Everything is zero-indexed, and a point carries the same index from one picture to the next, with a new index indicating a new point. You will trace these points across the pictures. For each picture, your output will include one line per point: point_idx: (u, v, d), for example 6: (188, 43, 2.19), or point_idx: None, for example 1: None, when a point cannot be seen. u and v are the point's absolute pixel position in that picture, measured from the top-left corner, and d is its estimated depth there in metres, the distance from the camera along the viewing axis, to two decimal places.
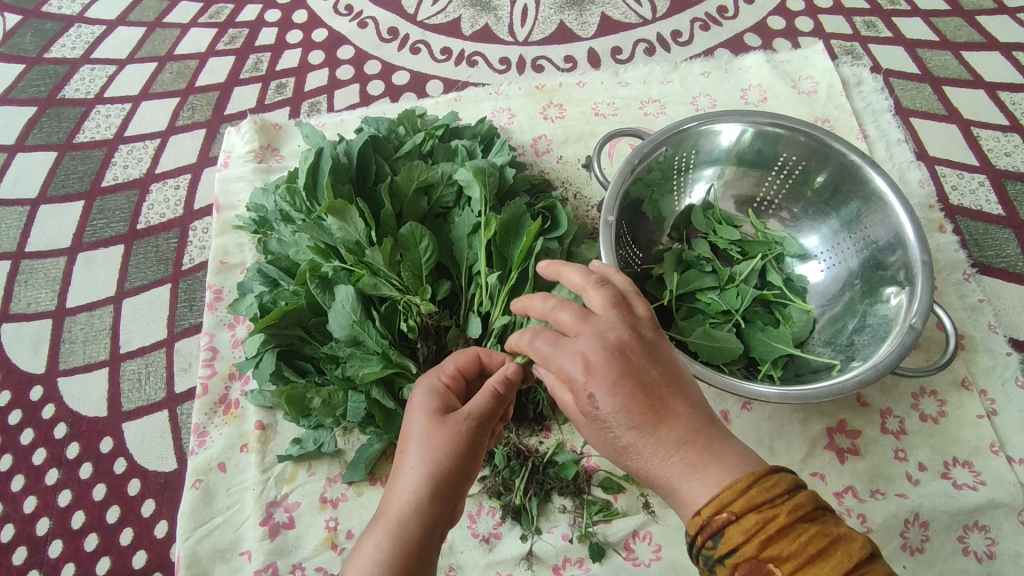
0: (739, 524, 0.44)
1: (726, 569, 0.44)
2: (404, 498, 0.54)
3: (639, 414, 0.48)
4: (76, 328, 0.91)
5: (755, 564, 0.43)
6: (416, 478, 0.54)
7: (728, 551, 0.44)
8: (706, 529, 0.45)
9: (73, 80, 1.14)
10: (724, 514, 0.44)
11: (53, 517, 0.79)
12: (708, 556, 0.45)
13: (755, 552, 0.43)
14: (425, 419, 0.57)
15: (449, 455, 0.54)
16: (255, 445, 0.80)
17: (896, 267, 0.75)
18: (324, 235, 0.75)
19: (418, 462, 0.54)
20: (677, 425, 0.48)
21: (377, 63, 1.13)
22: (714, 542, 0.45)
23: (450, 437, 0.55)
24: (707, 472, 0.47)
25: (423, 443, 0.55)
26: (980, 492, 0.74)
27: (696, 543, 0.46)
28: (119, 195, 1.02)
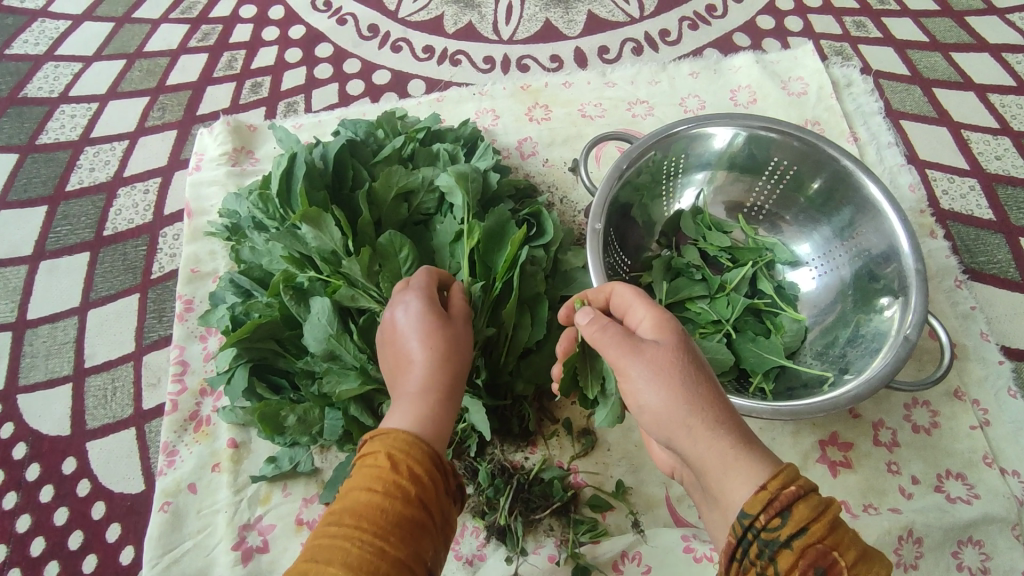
0: (807, 500, 0.43)
1: (790, 555, 0.42)
2: (420, 386, 0.55)
3: (681, 409, 0.48)
4: (38, 342, 0.86)
5: (821, 550, 0.41)
6: (428, 362, 0.56)
7: (795, 532, 0.42)
8: (773, 505, 0.43)
9: (36, 78, 1.09)
10: (793, 488, 0.43)
11: (12, 544, 0.75)
12: (768, 540, 0.43)
13: (823, 536, 0.42)
14: (422, 318, 0.58)
15: (451, 345, 0.57)
16: (227, 465, 0.76)
17: (890, 277, 0.73)
18: (297, 244, 0.72)
19: (427, 350, 0.56)
20: (727, 422, 0.47)
21: (356, 61, 1.09)
22: (781, 521, 0.43)
23: (451, 333, 0.58)
24: (756, 462, 0.46)
25: (427, 335, 0.57)
26: (974, 505, 0.72)
27: (756, 526, 0.43)
28: (84, 200, 0.97)
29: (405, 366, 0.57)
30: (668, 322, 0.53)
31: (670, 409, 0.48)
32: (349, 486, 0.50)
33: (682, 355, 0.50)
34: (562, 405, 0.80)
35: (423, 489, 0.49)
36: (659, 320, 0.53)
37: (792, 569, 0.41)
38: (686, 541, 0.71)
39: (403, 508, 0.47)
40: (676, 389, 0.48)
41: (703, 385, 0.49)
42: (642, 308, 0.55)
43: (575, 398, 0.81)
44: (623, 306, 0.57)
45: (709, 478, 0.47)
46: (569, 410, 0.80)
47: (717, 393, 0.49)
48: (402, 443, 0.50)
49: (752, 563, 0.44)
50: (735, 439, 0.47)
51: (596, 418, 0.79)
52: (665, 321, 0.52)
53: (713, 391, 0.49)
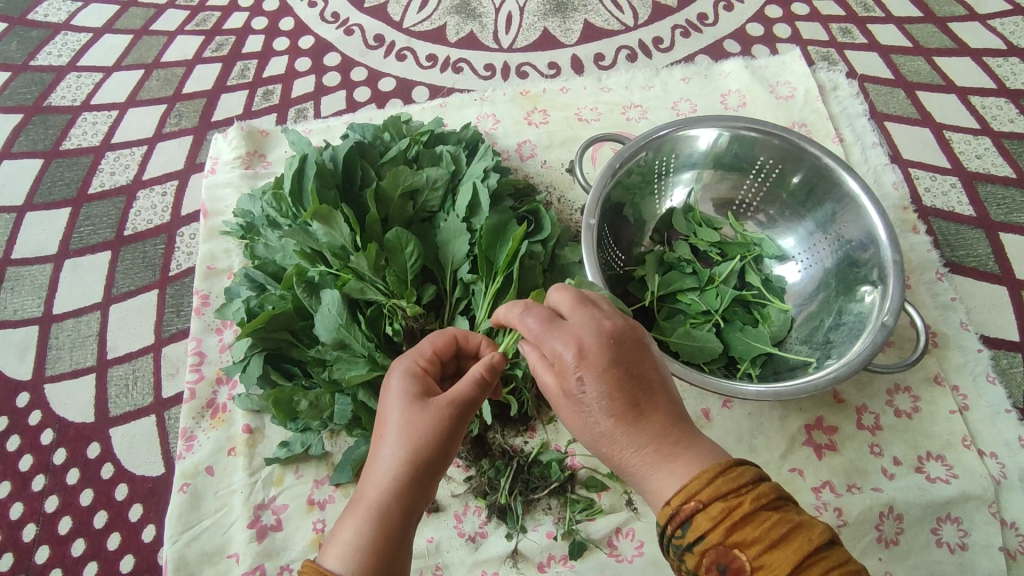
0: (705, 512, 0.47)
1: (694, 556, 0.47)
2: (370, 503, 0.54)
3: (607, 444, 0.53)
4: (63, 335, 0.91)
5: (721, 550, 0.46)
6: (390, 468, 0.54)
7: (695, 539, 0.47)
8: (675, 519, 0.48)
9: (59, 87, 1.15)
10: (693, 503, 0.47)
11: (40, 524, 0.79)
12: (676, 546, 0.48)
13: (721, 539, 0.46)
14: (400, 406, 0.56)
15: (424, 447, 0.55)
16: (242, 449, 0.81)
17: (869, 266, 0.77)
18: (309, 239, 0.77)
19: (391, 445, 0.55)
20: (648, 446, 0.51)
21: (363, 69, 1.14)
22: (683, 531, 0.48)
23: (427, 429, 0.55)
24: (671, 476, 0.50)
25: (399, 428, 0.55)
26: (953, 484, 0.76)
27: (666, 534, 0.49)
28: (106, 202, 1.02)
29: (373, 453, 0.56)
30: (580, 356, 0.52)
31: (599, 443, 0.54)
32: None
33: (598, 397, 0.51)
34: None
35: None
36: (571, 357, 0.52)
37: (698, 566, 0.47)
38: None
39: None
40: (600, 426, 0.52)
41: (623, 420, 0.52)
42: (556, 339, 0.53)
43: None
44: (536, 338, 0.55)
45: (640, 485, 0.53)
46: None
47: (637, 419, 0.52)
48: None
49: (673, 559, 0.50)
50: (653, 457, 0.51)
51: None
52: (576, 358, 0.52)
53: (635, 423, 0.51)
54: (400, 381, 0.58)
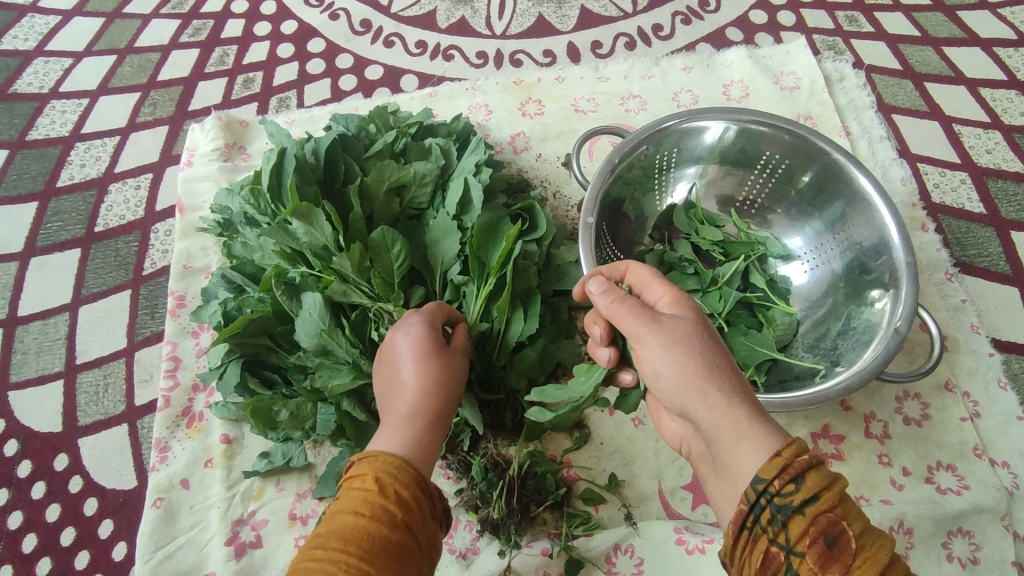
0: (818, 471, 0.45)
1: (802, 520, 0.43)
2: (409, 410, 0.57)
3: (698, 377, 0.49)
4: (28, 338, 0.86)
5: (831, 518, 0.43)
6: (420, 386, 0.58)
7: (807, 498, 0.44)
8: (787, 472, 0.45)
9: (26, 73, 1.08)
10: (807, 456, 0.45)
11: (4, 541, 0.75)
12: (781, 506, 0.44)
13: (833, 505, 0.43)
14: (418, 340, 0.61)
15: (445, 371, 0.60)
16: (220, 460, 0.76)
17: (881, 269, 0.73)
18: (289, 239, 0.71)
19: (419, 374, 0.58)
20: (736, 392, 0.49)
21: (348, 57, 1.09)
22: (794, 487, 0.44)
23: (451, 358, 0.61)
24: (767, 432, 0.47)
25: (430, 351, 0.60)
26: (965, 496, 0.73)
27: (771, 491, 0.45)
28: (75, 196, 0.96)
29: (398, 387, 0.59)
30: (688, 295, 0.55)
31: (687, 376, 0.50)
32: (334, 509, 0.51)
33: (699, 327, 0.52)
34: None
35: (408, 510, 0.51)
36: (676, 297, 0.55)
37: (803, 534, 0.43)
38: (678, 533, 0.71)
39: (387, 529, 0.49)
40: (694, 355, 0.50)
41: (717, 357, 0.50)
42: (659, 287, 0.57)
43: None
44: (640, 284, 0.59)
45: (718, 445, 0.49)
46: None
47: (731, 363, 0.51)
48: (385, 463, 0.52)
49: (764, 528, 0.45)
50: (748, 407, 0.48)
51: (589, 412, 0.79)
52: (684, 297, 0.55)
53: (730, 362, 0.51)
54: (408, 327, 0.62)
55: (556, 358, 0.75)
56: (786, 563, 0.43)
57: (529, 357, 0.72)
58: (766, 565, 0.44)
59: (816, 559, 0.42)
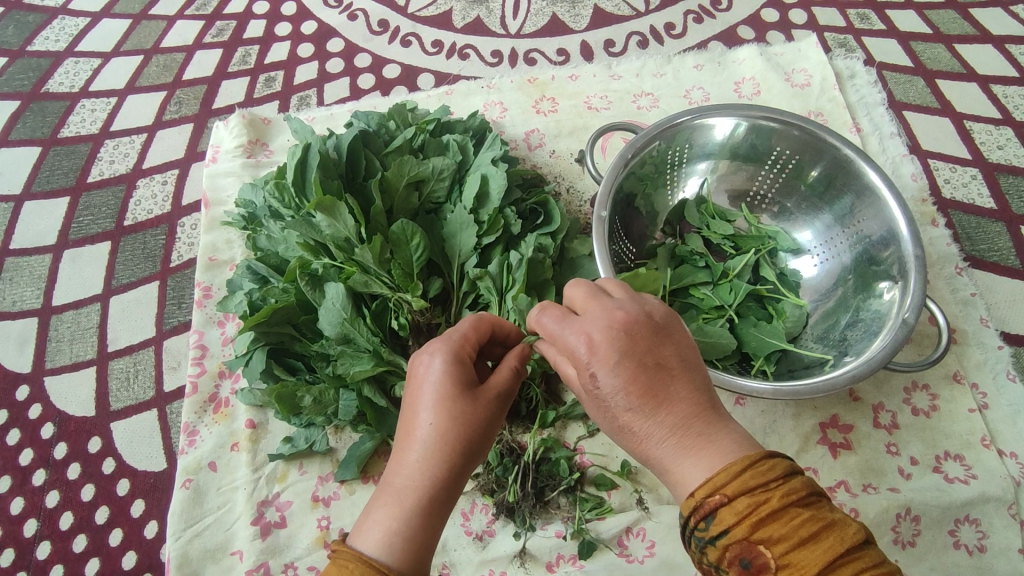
0: (731, 506, 0.44)
1: (717, 550, 0.45)
2: (415, 488, 0.51)
3: (630, 426, 0.50)
4: (62, 327, 0.90)
5: (744, 545, 0.44)
6: (433, 457, 0.52)
7: (718, 533, 0.45)
8: (698, 511, 0.46)
9: (57, 73, 1.12)
10: (717, 496, 0.45)
11: (42, 519, 0.78)
12: (700, 538, 0.46)
13: (746, 533, 0.44)
14: (443, 396, 0.54)
15: (468, 438, 0.53)
16: (245, 444, 0.79)
17: (889, 261, 0.74)
18: (312, 232, 0.74)
19: (434, 441, 0.52)
20: (673, 434, 0.49)
21: (367, 56, 1.11)
22: (706, 524, 0.45)
23: (474, 418, 0.54)
24: (695, 468, 0.48)
25: (445, 415, 0.53)
26: (972, 485, 0.74)
27: (689, 526, 0.47)
28: (105, 191, 1.00)
29: (407, 445, 0.54)
30: (583, 358, 0.51)
31: (623, 425, 0.51)
32: None
33: (610, 377, 0.49)
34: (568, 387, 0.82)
35: None
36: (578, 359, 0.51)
37: (721, 560, 0.45)
38: None
39: None
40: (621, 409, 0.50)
41: (641, 403, 0.49)
42: (570, 337, 0.52)
43: None
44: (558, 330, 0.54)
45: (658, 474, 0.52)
46: None
47: (658, 398, 0.49)
48: (363, 568, 0.47)
49: (695, 552, 0.47)
50: (679, 442, 0.49)
51: None
52: (595, 339, 0.50)
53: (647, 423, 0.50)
54: (443, 369, 0.55)
55: None
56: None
57: None
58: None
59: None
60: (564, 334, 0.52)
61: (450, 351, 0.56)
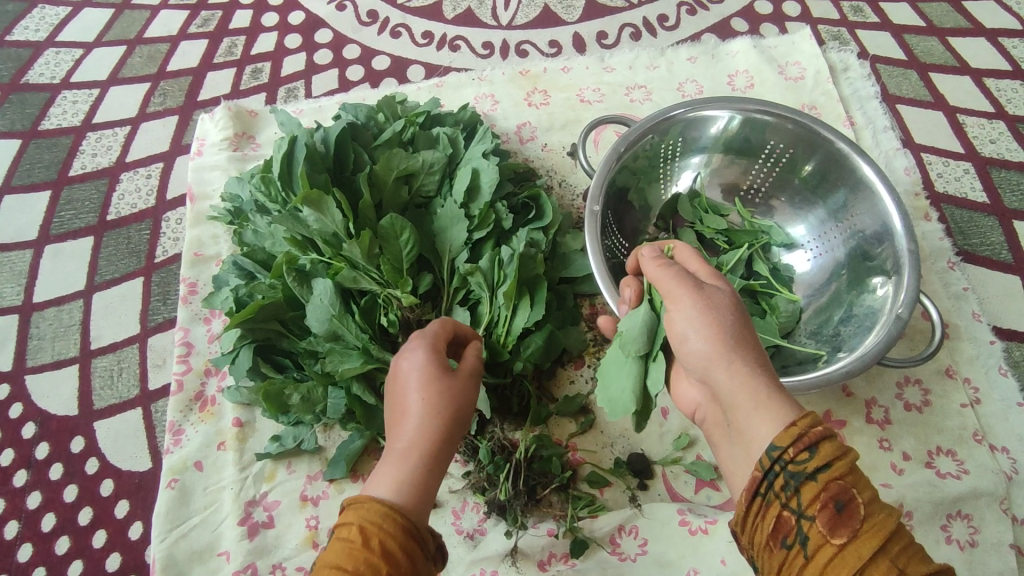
0: (832, 440, 0.45)
1: (814, 486, 0.43)
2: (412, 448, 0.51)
3: (724, 345, 0.50)
4: (44, 324, 0.88)
5: (841, 484, 0.43)
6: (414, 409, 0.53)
7: (820, 466, 0.44)
8: (802, 440, 0.45)
9: (37, 64, 1.10)
10: (822, 427, 0.45)
11: (23, 520, 0.77)
12: (794, 473, 0.44)
13: (844, 472, 0.44)
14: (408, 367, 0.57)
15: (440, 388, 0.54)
16: (232, 443, 0.78)
17: (883, 257, 0.74)
18: (299, 227, 0.72)
19: (426, 410, 0.52)
20: (759, 374, 0.50)
21: (356, 47, 1.09)
22: (808, 456, 0.44)
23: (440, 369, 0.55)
24: (782, 403, 0.48)
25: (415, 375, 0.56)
26: (964, 480, 0.74)
27: (785, 458, 0.45)
28: (87, 185, 0.98)
29: (401, 421, 0.53)
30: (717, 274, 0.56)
31: (713, 345, 0.51)
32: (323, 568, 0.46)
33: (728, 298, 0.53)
34: (561, 384, 0.82)
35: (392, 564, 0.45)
36: (709, 271, 0.57)
37: (814, 500, 0.43)
38: (682, 515, 0.73)
39: None
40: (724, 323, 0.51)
41: (742, 329, 0.52)
42: (693, 264, 0.58)
43: (574, 376, 0.82)
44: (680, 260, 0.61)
45: (734, 412, 0.49)
46: (569, 388, 0.81)
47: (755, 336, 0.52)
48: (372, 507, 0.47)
49: (776, 496, 0.45)
50: (769, 379, 0.50)
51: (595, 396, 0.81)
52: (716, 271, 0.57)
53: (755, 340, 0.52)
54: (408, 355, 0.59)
55: (563, 344, 0.77)
56: (796, 527, 0.44)
57: (534, 343, 0.74)
58: (776, 530, 0.45)
59: (826, 523, 0.42)
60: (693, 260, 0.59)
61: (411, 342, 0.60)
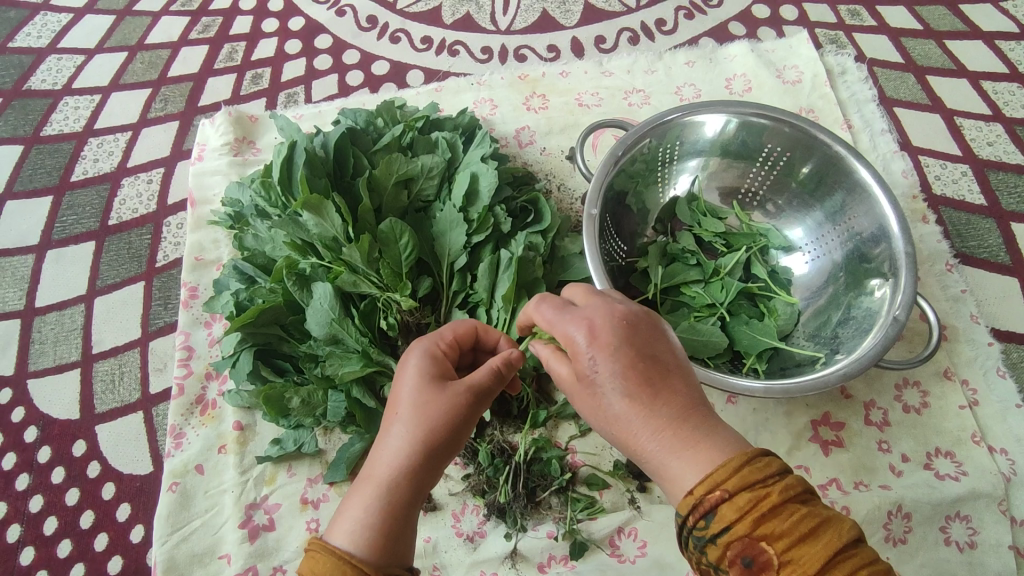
0: (732, 502, 0.44)
1: (718, 548, 0.44)
2: (386, 483, 0.52)
3: (631, 400, 0.49)
4: (46, 329, 0.88)
5: (746, 542, 0.43)
6: (407, 446, 0.52)
7: (719, 531, 0.44)
8: (698, 509, 0.45)
9: (39, 70, 1.10)
10: (717, 493, 0.44)
11: (25, 524, 0.77)
12: (699, 537, 0.45)
13: (748, 531, 0.43)
14: (419, 386, 0.55)
15: (439, 425, 0.53)
16: (233, 447, 0.78)
17: (880, 259, 0.74)
18: (300, 231, 0.73)
19: (405, 434, 0.53)
20: (668, 427, 0.48)
21: (356, 53, 1.10)
22: (706, 522, 0.45)
23: (445, 406, 0.54)
24: (691, 456, 0.48)
25: (416, 405, 0.53)
26: (962, 482, 0.74)
27: (687, 525, 0.46)
28: (89, 190, 0.98)
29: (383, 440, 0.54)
30: (584, 340, 0.51)
31: (625, 437, 0.50)
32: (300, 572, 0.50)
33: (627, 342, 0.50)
34: None
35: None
36: (583, 336, 0.51)
37: (721, 559, 0.44)
38: None
39: None
40: (626, 381, 0.49)
41: (643, 375, 0.50)
42: (568, 325, 0.52)
43: None
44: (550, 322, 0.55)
45: (655, 478, 0.50)
46: None
47: (663, 381, 0.50)
48: (337, 552, 0.48)
49: (692, 553, 0.47)
50: (677, 451, 0.48)
51: None
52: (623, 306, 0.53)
53: (655, 410, 0.49)
54: (419, 361, 0.56)
55: None
56: None
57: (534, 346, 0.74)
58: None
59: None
60: (565, 325, 0.53)
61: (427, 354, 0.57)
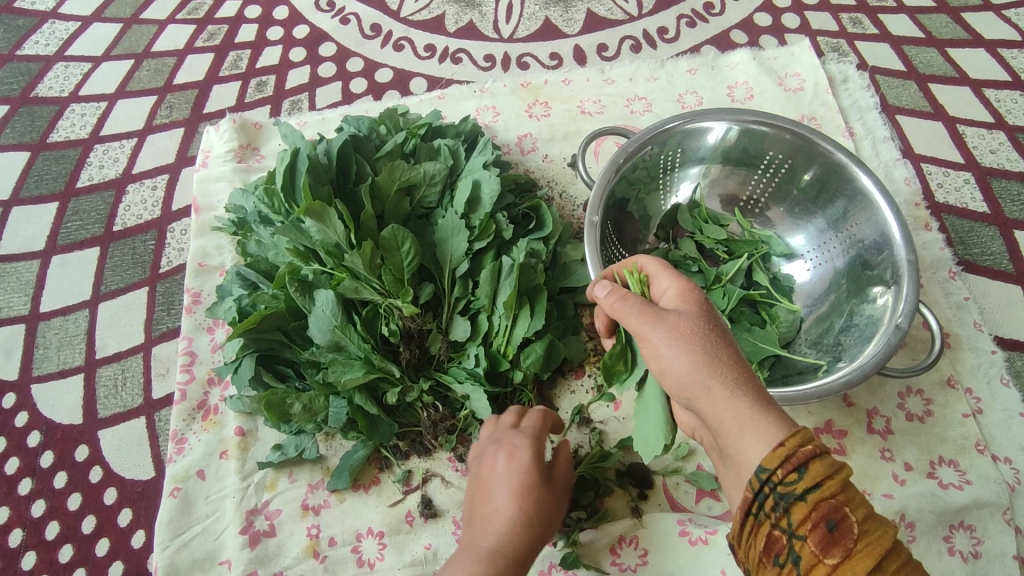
0: (822, 459, 0.45)
1: (803, 507, 0.44)
2: (497, 548, 0.54)
3: (701, 372, 0.51)
4: (50, 334, 0.89)
5: (832, 505, 0.44)
6: (512, 525, 0.55)
7: (810, 486, 0.44)
8: (790, 462, 0.45)
9: (47, 77, 1.12)
10: (811, 447, 0.46)
11: (27, 529, 0.77)
12: (783, 494, 0.45)
13: (835, 492, 0.44)
14: (518, 482, 0.57)
15: (541, 507, 0.56)
16: (234, 452, 0.78)
17: (882, 266, 0.74)
18: (302, 237, 0.73)
19: (514, 515, 0.55)
20: (736, 373, 0.51)
21: (359, 60, 1.11)
22: (797, 476, 0.45)
23: (547, 497, 0.57)
24: (768, 426, 0.48)
25: (519, 501, 0.56)
26: (966, 491, 0.73)
27: (774, 480, 0.46)
28: (94, 197, 0.99)
29: (484, 522, 0.56)
30: (691, 286, 0.57)
31: (691, 371, 0.51)
32: None
33: (702, 322, 0.53)
34: (562, 394, 0.82)
35: None
36: (680, 288, 0.57)
37: (804, 519, 0.44)
38: (682, 526, 0.73)
39: None
40: (697, 330, 0.53)
41: (716, 353, 0.51)
42: (665, 280, 0.60)
43: (574, 386, 0.82)
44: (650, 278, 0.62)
45: (723, 436, 0.50)
46: (569, 398, 0.81)
47: (737, 358, 0.52)
48: None
49: (767, 514, 0.46)
50: (751, 400, 0.50)
51: (595, 406, 0.81)
52: (686, 290, 0.57)
53: (734, 356, 0.52)
54: (508, 457, 0.59)
55: (563, 354, 0.77)
56: (788, 547, 0.44)
57: (534, 352, 0.74)
58: (768, 548, 0.46)
59: (818, 543, 0.43)
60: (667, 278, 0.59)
61: (524, 448, 0.59)
